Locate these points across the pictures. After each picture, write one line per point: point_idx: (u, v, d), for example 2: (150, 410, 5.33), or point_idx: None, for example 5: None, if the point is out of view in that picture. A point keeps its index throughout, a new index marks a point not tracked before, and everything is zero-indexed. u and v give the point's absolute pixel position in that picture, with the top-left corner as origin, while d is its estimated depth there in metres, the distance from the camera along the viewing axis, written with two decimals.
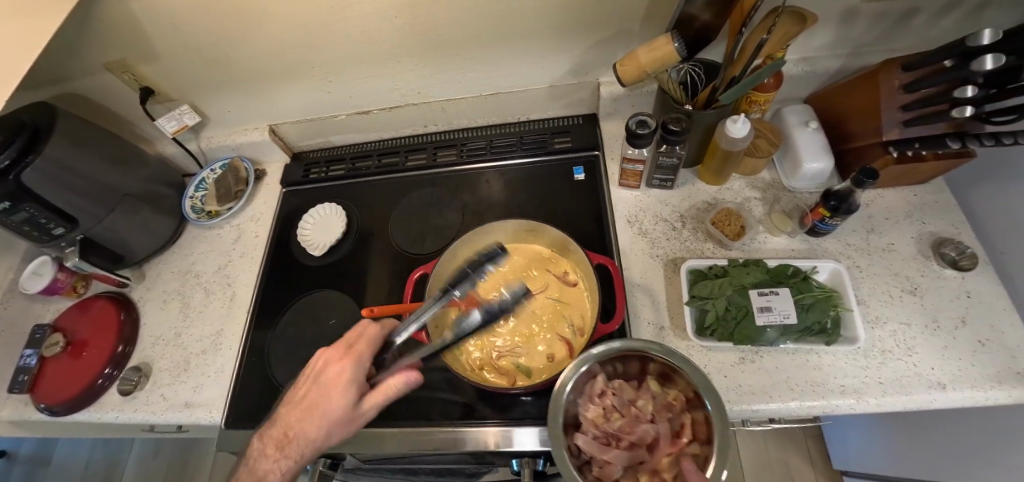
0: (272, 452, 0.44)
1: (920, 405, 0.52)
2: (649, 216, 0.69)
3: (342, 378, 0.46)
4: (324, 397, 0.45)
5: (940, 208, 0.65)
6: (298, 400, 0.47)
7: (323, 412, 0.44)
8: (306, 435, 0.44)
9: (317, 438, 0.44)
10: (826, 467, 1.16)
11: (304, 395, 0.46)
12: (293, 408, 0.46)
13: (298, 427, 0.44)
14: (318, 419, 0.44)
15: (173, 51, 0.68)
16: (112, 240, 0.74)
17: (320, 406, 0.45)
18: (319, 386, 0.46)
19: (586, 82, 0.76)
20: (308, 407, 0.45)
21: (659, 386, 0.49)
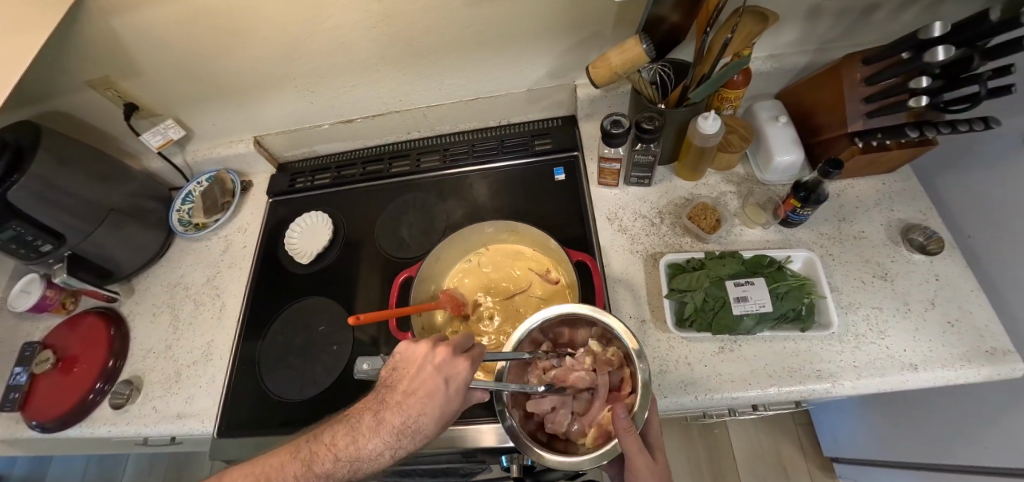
0: (363, 437, 0.41)
1: (894, 386, 0.54)
2: (628, 213, 0.71)
3: (452, 374, 0.42)
4: (432, 391, 0.41)
5: (908, 195, 0.67)
6: (396, 388, 0.42)
7: (432, 406, 0.41)
8: (423, 422, 0.40)
9: (420, 431, 0.40)
10: (818, 455, 1.18)
11: (405, 383, 0.42)
12: (388, 393, 0.43)
13: (401, 417, 0.41)
14: (435, 405, 0.41)
15: (156, 67, 0.69)
16: (100, 255, 0.74)
17: (426, 398, 0.41)
18: (424, 378, 0.42)
19: (563, 84, 0.78)
20: (412, 398, 0.41)
21: (599, 344, 0.50)
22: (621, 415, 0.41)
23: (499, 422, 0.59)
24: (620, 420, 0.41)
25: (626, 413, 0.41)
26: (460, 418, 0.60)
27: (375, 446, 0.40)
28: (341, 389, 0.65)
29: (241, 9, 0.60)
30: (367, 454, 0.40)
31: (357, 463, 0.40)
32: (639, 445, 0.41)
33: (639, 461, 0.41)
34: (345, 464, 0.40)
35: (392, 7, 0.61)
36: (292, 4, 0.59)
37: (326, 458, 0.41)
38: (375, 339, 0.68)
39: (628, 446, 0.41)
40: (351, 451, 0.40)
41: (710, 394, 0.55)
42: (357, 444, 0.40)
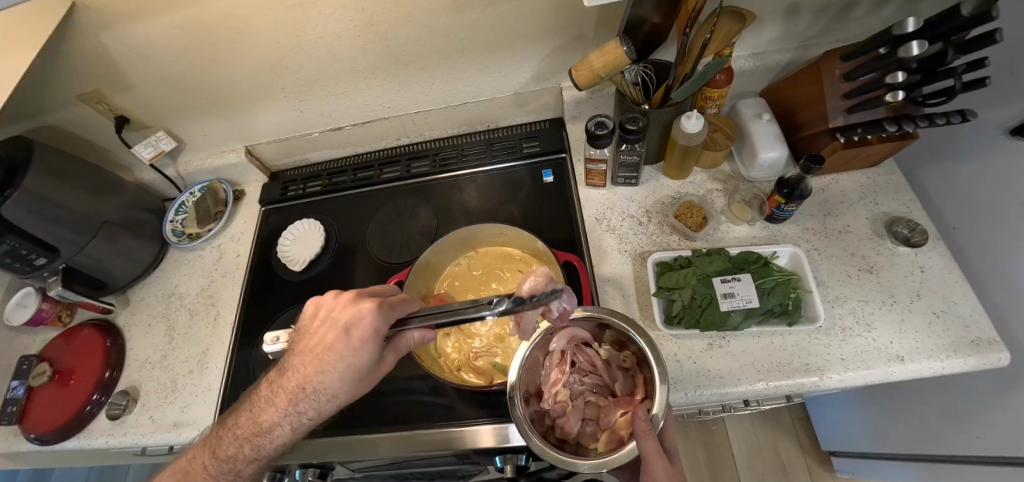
0: (280, 394, 0.46)
1: (881, 378, 0.54)
2: (616, 213, 0.72)
3: (350, 325, 0.45)
4: (334, 343, 0.44)
5: (892, 188, 0.67)
6: (306, 346, 0.47)
7: (334, 357, 0.44)
8: (318, 382, 0.44)
9: (316, 391, 0.44)
10: (816, 450, 1.18)
11: (311, 341, 0.46)
12: (299, 352, 0.47)
13: (308, 371, 0.45)
14: (327, 366, 0.44)
15: (146, 79, 0.70)
16: (94, 267, 0.75)
17: (327, 351, 0.45)
18: (327, 333, 0.46)
19: (549, 87, 0.79)
20: (317, 353, 0.45)
21: (614, 350, 0.51)
22: (641, 417, 0.41)
23: (492, 424, 0.59)
24: (640, 422, 0.41)
25: (645, 414, 0.42)
26: (453, 420, 0.60)
27: (290, 399, 0.45)
28: None
29: (228, 21, 0.61)
30: (285, 408, 0.45)
31: (278, 417, 0.45)
32: (658, 450, 0.40)
33: (659, 469, 0.40)
34: (265, 420, 0.46)
35: (377, 15, 0.62)
36: (278, 15, 0.60)
37: (255, 416, 0.47)
38: None
39: (646, 449, 0.41)
40: (274, 406, 0.46)
41: (700, 390, 0.55)
42: (276, 401, 0.46)
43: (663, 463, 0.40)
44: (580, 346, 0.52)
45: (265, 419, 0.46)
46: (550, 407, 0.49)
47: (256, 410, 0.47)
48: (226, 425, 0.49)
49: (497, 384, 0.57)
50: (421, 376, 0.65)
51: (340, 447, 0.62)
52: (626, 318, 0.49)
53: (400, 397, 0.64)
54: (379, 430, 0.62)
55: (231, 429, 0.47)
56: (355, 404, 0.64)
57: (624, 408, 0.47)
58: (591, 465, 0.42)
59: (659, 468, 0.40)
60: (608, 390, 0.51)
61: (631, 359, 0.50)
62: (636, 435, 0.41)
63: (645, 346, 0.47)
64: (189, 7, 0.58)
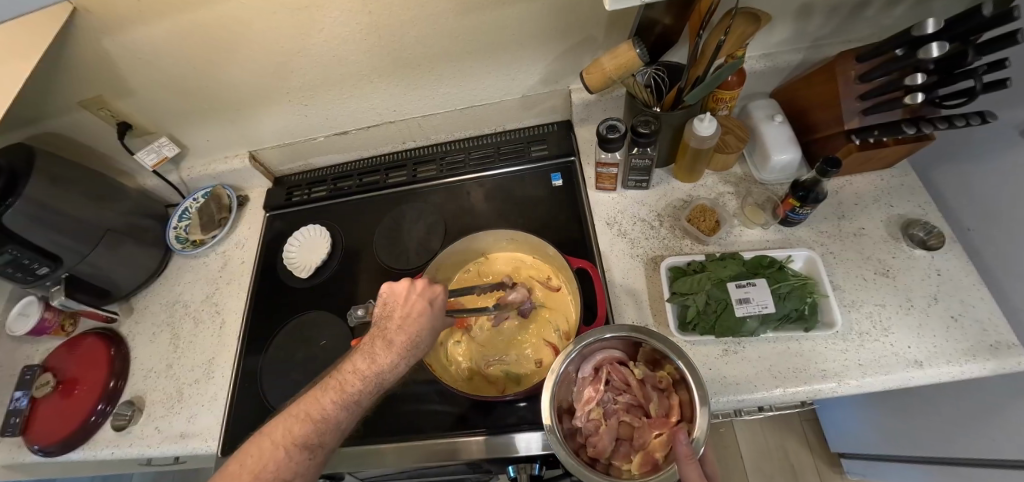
0: (375, 360, 0.49)
1: (899, 384, 0.53)
2: (627, 216, 0.71)
3: (436, 296, 0.54)
4: (425, 309, 0.52)
5: (906, 190, 0.67)
6: (392, 317, 0.52)
7: (427, 321, 0.51)
8: (422, 333, 0.51)
9: (421, 341, 0.51)
10: (825, 451, 1.18)
11: (398, 312, 0.52)
12: (386, 324, 0.52)
13: (403, 334, 0.50)
14: (425, 321, 0.51)
15: (148, 85, 0.69)
16: (97, 276, 0.74)
17: (420, 317, 0.51)
18: (416, 303, 0.52)
19: (557, 90, 0.78)
20: (409, 319, 0.51)
21: (649, 369, 0.51)
22: (682, 441, 0.41)
23: (501, 433, 0.58)
24: (680, 446, 0.41)
25: (686, 438, 0.41)
26: (465, 430, 0.59)
27: (386, 364, 0.49)
28: None
29: (232, 24, 0.59)
30: (380, 373, 0.49)
31: (372, 382, 0.48)
32: (699, 475, 0.40)
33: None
34: (377, 372, 0.49)
35: (383, 18, 0.61)
36: (283, 18, 0.59)
37: (344, 386, 0.48)
38: None
39: (687, 474, 0.40)
40: (367, 372, 0.49)
41: (715, 397, 0.55)
42: (370, 367, 0.49)
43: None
44: (614, 364, 0.51)
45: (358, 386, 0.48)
46: (581, 424, 0.49)
47: (343, 383, 0.49)
48: (304, 406, 0.48)
49: (511, 394, 0.56)
50: (431, 384, 0.64)
51: (350, 457, 0.61)
52: (666, 338, 0.48)
53: (410, 405, 0.63)
54: (389, 440, 0.61)
55: (312, 405, 0.48)
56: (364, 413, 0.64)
57: (659, 429, 0.47)
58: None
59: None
60: (641, 409, 0.50)
61: (669, 378, 0.49)
62: (676, 459, 0.41)
63: (684, 366, 0.46)
64: (192, 12, 0.57)
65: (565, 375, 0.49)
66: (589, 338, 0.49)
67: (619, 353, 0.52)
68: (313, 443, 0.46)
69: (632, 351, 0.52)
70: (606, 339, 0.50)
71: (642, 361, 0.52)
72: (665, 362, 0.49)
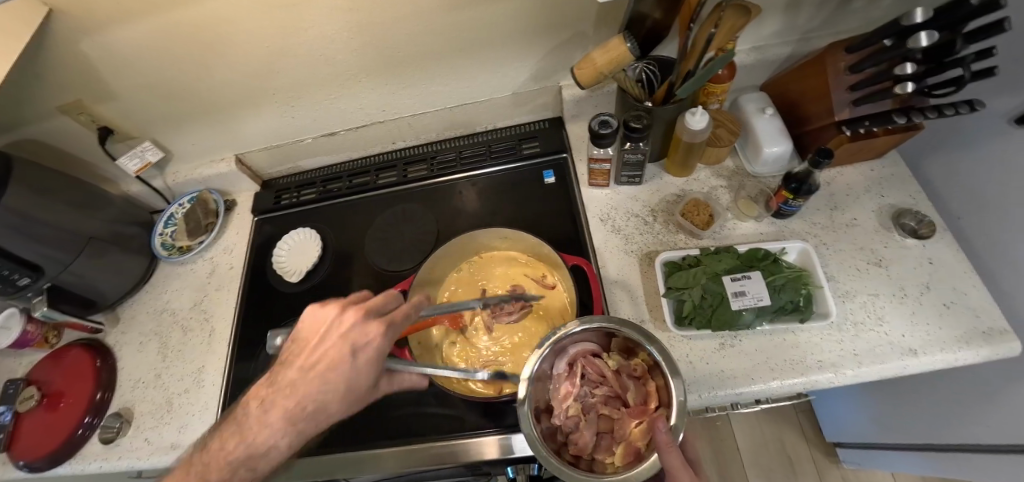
0: (267, 411, 0.41)
1: (895, 372, 0.54)
2: (621, 212, 0.70)
3: (360, 342, 0.43)
4: (342, 357, 0.42)
5: (896, 180, 0.67)
6: (307, 357, 0.44)
7: (336, 377, 0.42)
8: (326, 397, 0.41)
9: (322, 404, 0.41)
10: (821, 441, 1.19)
11: (303, 358, 0.44)
12: (286, 371, 0.44)
13: (308, 388, 0.42)
14: (337, 381, 0.42)
15: (129, 88, 0.67)
16: (81, 286, 0.72)
17: (330, 369, 0.42)
18: (343, 345, 0.43)
19: (548, 86, 0.77)
20: (326, 369, 0.42)
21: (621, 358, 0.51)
22: (662, 429, 0.40)
23: (504, 434, 0.57)
24: (661, 434, 0.40)
25: (665, 426, 0.40)
26: (463, 432, 0.59)
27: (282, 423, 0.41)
28: None
29: (214, 24, 0.58)
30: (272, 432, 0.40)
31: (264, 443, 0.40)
32: (682, 461, 0.39)
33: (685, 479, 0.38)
34: (264, 438, 0.41)
35: (372, 16, 0.60)
36: (268, 17, 0.58)
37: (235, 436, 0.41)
38: None
39: (669, 462, 0.39)
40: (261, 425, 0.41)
41: (714, 392, 0.54)
42: (263, 425, 0.41)
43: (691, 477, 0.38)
44: (588, 357, 0.51)
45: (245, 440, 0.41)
46: (561, 422, 0.48)
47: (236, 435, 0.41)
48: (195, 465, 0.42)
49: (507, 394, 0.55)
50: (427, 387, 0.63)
51: (346, 464, 0.60)
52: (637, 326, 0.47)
53: (406, 409, 0.62)
54: (385, 445, 0.60)
55: (196, 469, 0.41)
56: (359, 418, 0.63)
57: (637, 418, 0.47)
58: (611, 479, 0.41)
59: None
60: (619, 400, 0.50)
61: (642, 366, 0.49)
62: (657, 447, 0.40)
63: (656, 352, 0.46)
64: (173, 12, 0.55)
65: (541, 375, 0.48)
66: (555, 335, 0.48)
67: (592, 346, 0.51)
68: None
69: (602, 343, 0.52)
70: (577, 333, 0.49)
71: (615, 351, 0.52)
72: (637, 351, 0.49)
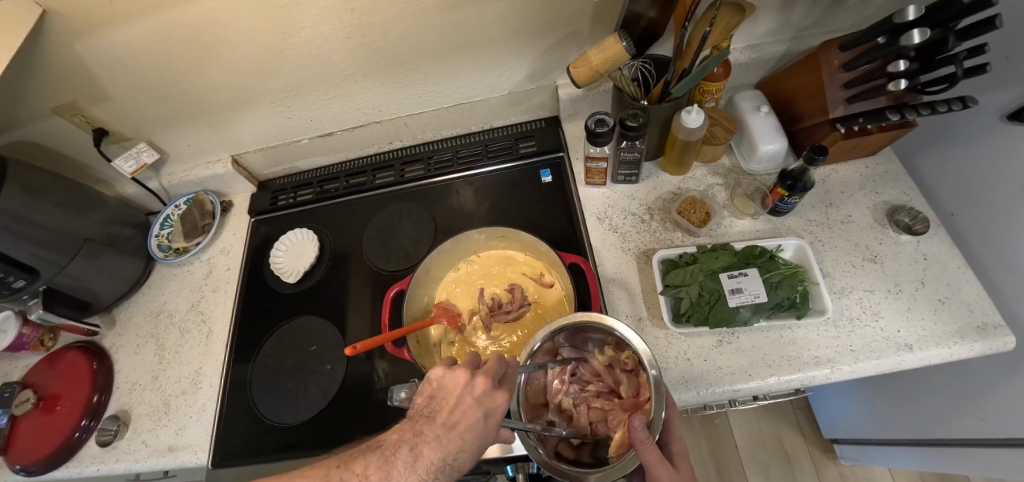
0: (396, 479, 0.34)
1: (890, 367, 0.54)
2: (618, 211, 0.71)
3: (493, 408, 0.40)
4: (474, 426, 0.38)
5: (890, 177, 0.67)
6: (454, 425, 0.38)
7: (473, 439, 0.38)
8: (461, 459, 0.37)
9: (456, 465, 0.37)
10: (818, 437, 1.19)
11: (443, 415, 0.39)
12: (425, 423, 0.39)
13: (442, 452, 0.37)
14: (470, 445, 0.38)
15: (124, 90, 0.67)
16: (77, 288, 0.71)
17: (467, 432, 0.38)
18: (479, 416, 0.39)
19: (544, 85, 0.77)
20: (468, 437, 0.38)
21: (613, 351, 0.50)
22: (638, 427, 0.40)
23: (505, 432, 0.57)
24: (636, 433, 0.40)
25: (642, 424, 0.41)
26: None
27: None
28: (337, 408, 0.64)
29: (210, 24, 0.58)
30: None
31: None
32: (657, 456, 0.40)
33: (661, 472, 0.41)
34: None
35: (367, 16, 0.60)
36: (263, 18, 0.58)
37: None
38: (368, 355, 0.67)
39: (646, 457, 0.41)
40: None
41: (712, 388, 0.55)
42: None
43: (664, 469, 0.41)
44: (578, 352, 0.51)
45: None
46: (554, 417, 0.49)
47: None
48: None
49: None
50: None
51: None
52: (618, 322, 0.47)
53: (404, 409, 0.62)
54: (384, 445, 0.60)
55: None
56: (357, 418, 0.62)
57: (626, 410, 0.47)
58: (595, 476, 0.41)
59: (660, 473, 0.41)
60: (613, 392, 0.50)
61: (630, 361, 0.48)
62: (634, 444, 0.41)
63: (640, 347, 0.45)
64: (168, 12, 0.55)
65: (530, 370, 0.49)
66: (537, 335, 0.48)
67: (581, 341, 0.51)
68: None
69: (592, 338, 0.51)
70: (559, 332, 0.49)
71: (606, 345, 0.51)
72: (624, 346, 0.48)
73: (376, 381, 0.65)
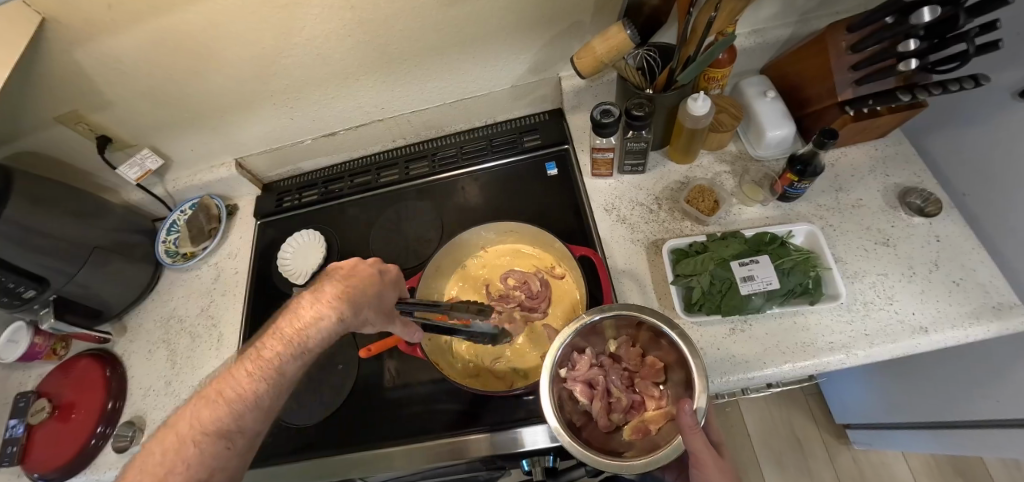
0: (307, 310, 0.38)
1: (906, 351, 0.54)
2: (625, 202, 0.70)
3: (382, 267, 0.46)
4: (369, 271, 0.44)
5: (901, 158, 0.67)
6: (328, 276, 0.42)
7: (372, 279, 0.43)
8: (357, 289, 0.41)
9: (360, 294, 0.41)
10: (830, 423, 1.19)
11: (338, 271, 0.43)
12: (318, 281, 0.41)
13: (347, 283, 0.41)
14: (362, 281, 0.42)
15: (125, 96, 0.67)
16: (87, 296, 0.72)
17: (360, 275, 0.43)
18: (356, 265, 0.44)
19: (547, 78, 0.77)
20: (348, 275, 0.42)
21: (633, 348, 0.53)
22: (687, 412, 0.40)
23: (519, 427, 0.57)
24: (685, 417, 0.40)
25: (691, 409, 0.40)
26: (476, 426, 0.59)
27: (313, 322, 0.37)
28: (350, 407, 0.65)
29: (209, 27, 0.57)
30: (302, 336, 0.36)
31: (295, 346, 0.36)
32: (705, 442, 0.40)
33: (707, 458, 0.41)
34: (307, 317, 0.37)
35: (367, 13, 0.59)
36: (262, 17, 0.57)
37: (206, 413, 0.32)
38: (378, 354, 0.67)
39: (693, 444, 0.40)
40: (258, 370, 0.34)
41: (726, 377, 0.54)
42: (243, 369, 0.34)
43: (710, 453, 0.40)
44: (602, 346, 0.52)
45: (242, 394, 0.33)
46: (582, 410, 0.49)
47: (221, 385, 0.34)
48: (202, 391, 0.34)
49: (519, 388, 0.55)
50: (440, 383, 0.63)
51: (360, 464, 0.60)
52: (657, 311, 0.46)
53: (419, 406, 0.62)
54: (398, 443, 0.60)
55: (228, 371, 0.35)
56: (371, 417, 0.63)
57: (654, 401, 0.50)
58: (638, 466, 0.40)
59: (706, 459, 0.40)
60: (629, 384, 0.53)
61: (671, 355, 0.48)
62: (681, 430, 0.41)
63: (678, 338, 0.45)
64: (166, 16, 0.55)
65: (560, 355, 0.48)
66: (575, 325, 0.48)
67: (609, 332, 0.52)
68: (210, 431, 0.31)
69: (630, 329, 0.51)
70: (597, 322, 0.49)
71: (628, 340, 0.53)
72: (665, 340, 0.48)
73: (386, 378, 0.66)
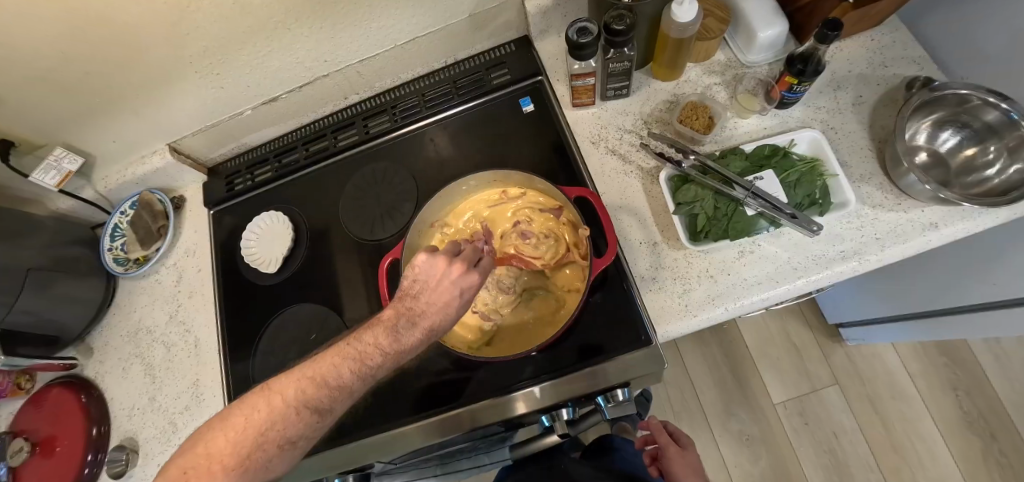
0: (368, 345, 0.37)
1: (918, 249, 0.52)
2: (612, 131, 0.64)
3: (468, 288, 0.40)
4: (446, 301, 0.38)
5: (900, 46, 0.62)
6: (418, 296, 0.39)
7: (449, 312, 0.38)
8: (428, 324, 0.38)
9: (425, 332, 0.38)
10: (825, 327, 1.23)
11: (426, 295, 0.39)
12: (416, 301, 0.39)
13: (443, 308, 0.38)
14: (438, 314, 0.38)
15: (13, 85, 0.55)
16: (35, 324, 0.64)
17: (439, 311, 0.38)
18: (440, 291, 0.39)
19: (508, 1, 0.67)
20: (441, 305, 0.38)
21: None
22: None
23: (533, 383, 0.55)
24: None
25: None
26: (487, 391, 0.56)
27: (368, 362, 0.36)
28: None
29: None
30: (363, 373, 0.36)
31: (353, 381, 0.36)
32: None
33: None
34: (366, 357, 0.37)
35: None
36: None
37: (255, 418, 0.35)
38: None
39: None
40: (311, 397, 0.35)
41: (740, 302, 0.52)
42: (330, 371, 0.37)
43: None
44: None
45: (296, 413, 0.35)
46: None
47: (275, 393, 0.36)
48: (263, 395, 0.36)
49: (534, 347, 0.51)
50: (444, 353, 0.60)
51: (375, 447, 0.57)
52: None
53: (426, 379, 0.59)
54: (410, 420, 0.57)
55: (294, 383, 0.36)
56: (376, 398, 0.59)
57: None
58: None
59: None
60: None
61: None
62: None
63: None
64: None
65: None
66: None
67: None
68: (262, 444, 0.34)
69: None
70: None
71: None
72: None
73: None
